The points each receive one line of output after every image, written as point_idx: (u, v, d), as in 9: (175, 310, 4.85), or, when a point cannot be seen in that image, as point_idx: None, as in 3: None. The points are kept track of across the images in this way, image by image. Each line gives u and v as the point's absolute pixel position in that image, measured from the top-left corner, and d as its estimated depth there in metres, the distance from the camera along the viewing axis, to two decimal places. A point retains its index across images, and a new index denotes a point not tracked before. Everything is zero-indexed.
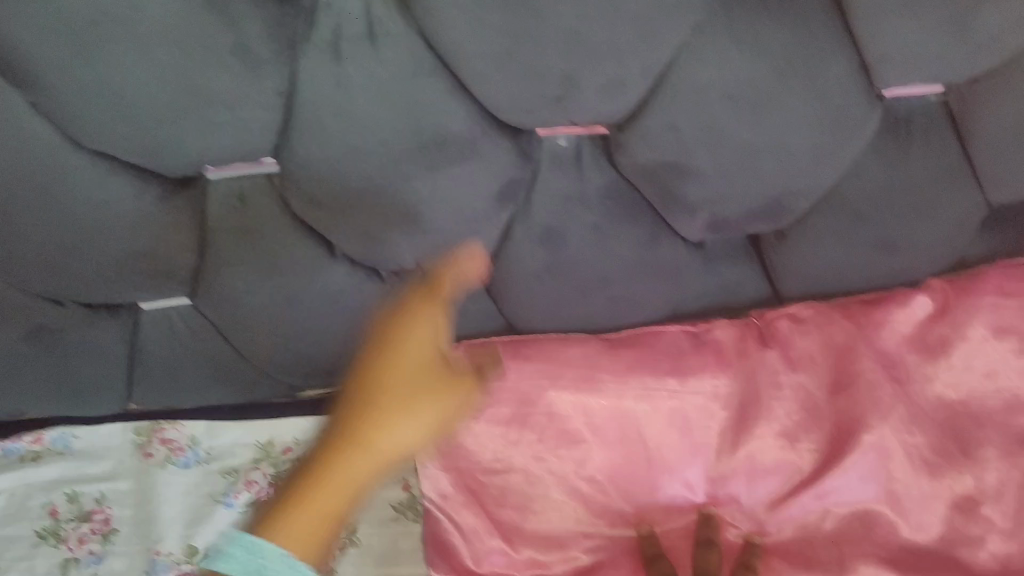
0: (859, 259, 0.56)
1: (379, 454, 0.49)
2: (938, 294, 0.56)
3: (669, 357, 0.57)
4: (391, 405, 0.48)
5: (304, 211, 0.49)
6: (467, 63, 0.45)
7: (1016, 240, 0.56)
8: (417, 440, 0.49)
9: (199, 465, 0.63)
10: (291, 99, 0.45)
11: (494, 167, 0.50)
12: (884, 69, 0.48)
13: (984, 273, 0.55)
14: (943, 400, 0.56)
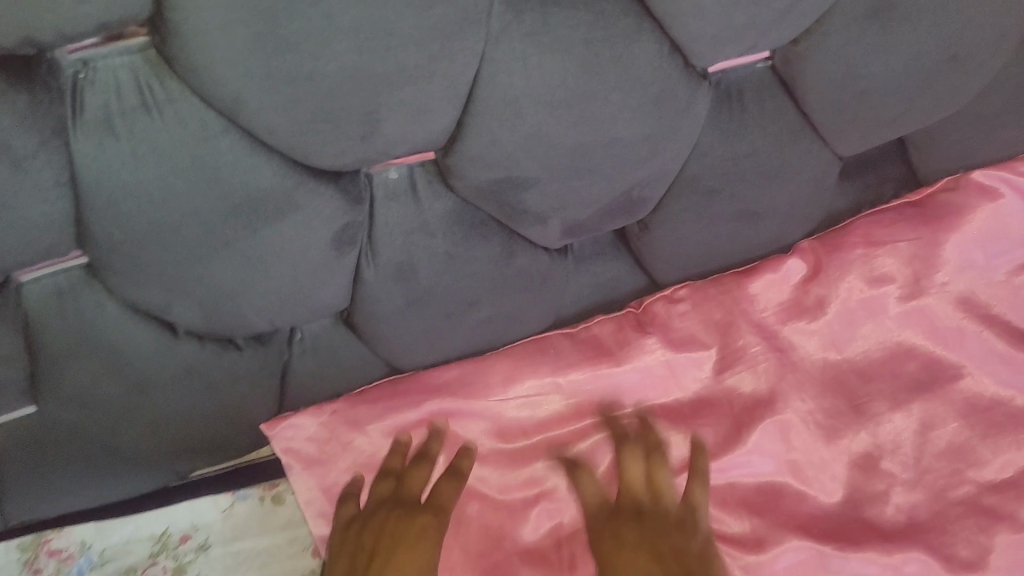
0: (721, 231, 0.60)
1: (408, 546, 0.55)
2: (809, 254, 0.61)
3: (549, 362, 0.61)
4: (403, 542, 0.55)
5: (130, 290, 0.51)
6: (253, 121, 0.42)
7: (862, 189, 0.63)
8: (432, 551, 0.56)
9: (92, 571, 0.70)
10: (75, 185, 0.43)
11: (322, 213, 0.49)
12: (696, 46, 0.47)
13: (853, 224, 0.62)
14: (828, 360, 0.62)
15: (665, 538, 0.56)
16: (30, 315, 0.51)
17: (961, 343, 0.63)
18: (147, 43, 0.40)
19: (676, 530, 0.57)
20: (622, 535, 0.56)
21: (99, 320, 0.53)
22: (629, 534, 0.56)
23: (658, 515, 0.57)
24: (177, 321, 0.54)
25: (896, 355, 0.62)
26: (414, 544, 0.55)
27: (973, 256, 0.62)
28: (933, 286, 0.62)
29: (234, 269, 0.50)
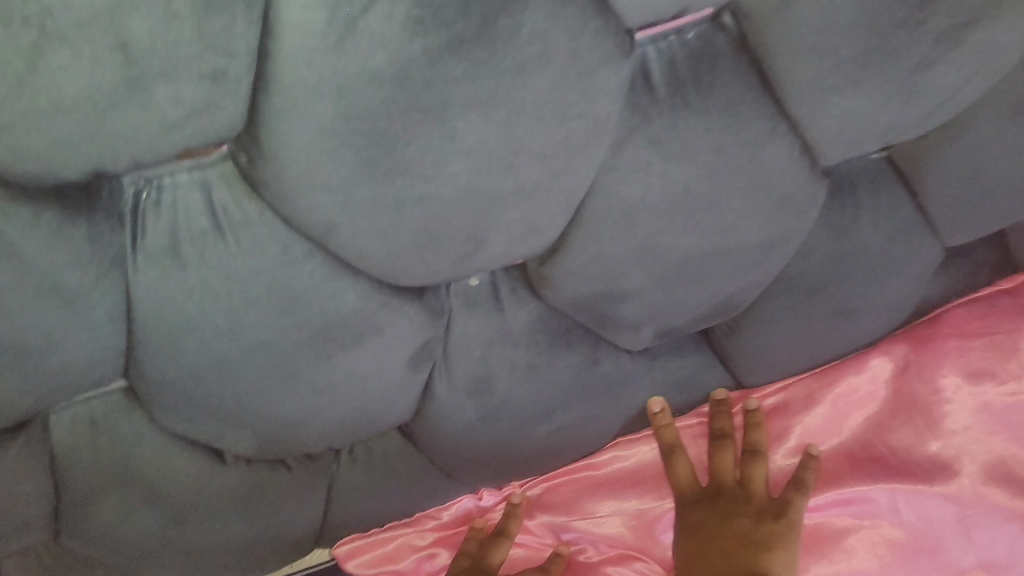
0: (816, 329, 0.55)
1: None
2: (900, 356, 0.59)
3: (618, 474, 0.61)
4: None
5: (178, 421, 0.44)
6: (344, 245, 0.36)
7: (961, 280, 0.58)
8: None
9: None
10: (130, 315, 0.37)
11: (404, 333, 0.43)
12: (830, 149, 0.42)
13: (944, 316, 0.58)
14: (929, 461, 0.59)
15: (740, 569, 0.54)
16: (58, 450, 0.45)
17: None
18: (225, 157, 0.34)
19: (752, 550, 0.55)
20: (704, 545, 0.56)
21: (137, 452, 0.46)
22: (710, 548, 0.56)
23: (740, 496, 0.57)
24: (225, 448, 0.47)
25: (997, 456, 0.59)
26: None
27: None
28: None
29: (299, 398, 0.44)
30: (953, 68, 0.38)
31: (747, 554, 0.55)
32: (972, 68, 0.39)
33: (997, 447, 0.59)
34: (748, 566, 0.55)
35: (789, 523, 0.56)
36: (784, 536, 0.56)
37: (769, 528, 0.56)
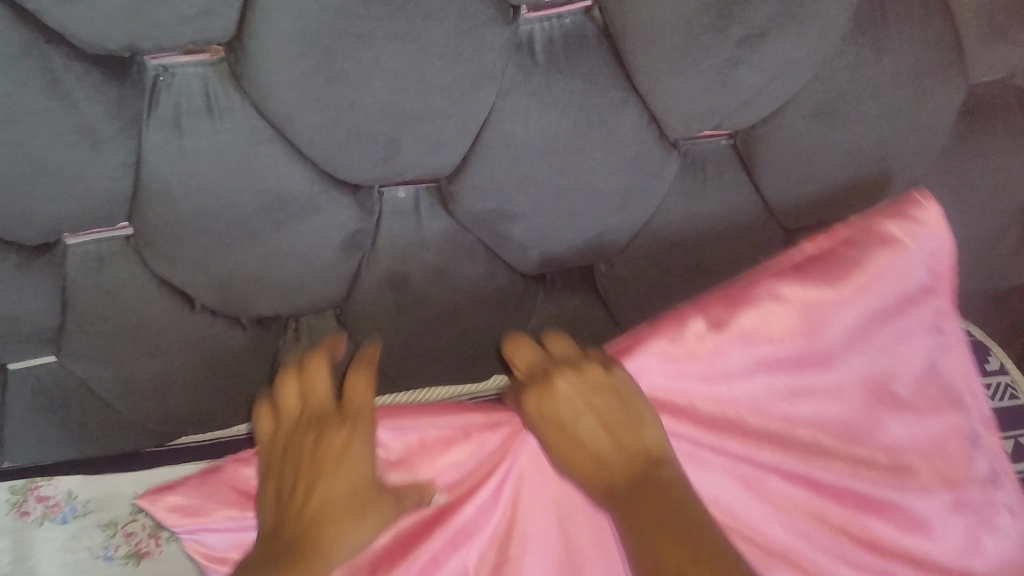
0: (677, 281, 0.70)
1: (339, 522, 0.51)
2: (711, 310, 0.57)
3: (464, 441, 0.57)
4: (328, 529, 0.51)
5: (161, 265, 0.58)
6: (297, 133, 0.51)
7: None
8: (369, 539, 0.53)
9: (75, 519, 0.77)
10: (138, 168, 0.51)
11: (339, 219, 0.58)
12: (670, 120, 0.56)
13: (757, 282, 0.58)
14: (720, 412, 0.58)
15: (657, 472, 0.52)
16: (68, 278, 0.59)
17: (866, 417, 0.60)
18: (220, 58, 0.48)
19: (653, 468, 0.53)
20: (605, 452, 0.54)
21: (127, 287, 0.60)
22: (625, 465, 0.53)
23: (569, 367, 0.56)
24: (195, 295, 0.62)
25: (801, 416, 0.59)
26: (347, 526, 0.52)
27: (885, 316, 0.60)
28: (835, 336, 0.59)
29: (254, 257, 0.58)
30: (753, 68, 0.53)
31: (641, 438, 0.54)
32: (771, 70, 0.54)
33: (812, 409, 0.59)
34: (643, 450, 0.53)
35: (624, 379, 0.55)
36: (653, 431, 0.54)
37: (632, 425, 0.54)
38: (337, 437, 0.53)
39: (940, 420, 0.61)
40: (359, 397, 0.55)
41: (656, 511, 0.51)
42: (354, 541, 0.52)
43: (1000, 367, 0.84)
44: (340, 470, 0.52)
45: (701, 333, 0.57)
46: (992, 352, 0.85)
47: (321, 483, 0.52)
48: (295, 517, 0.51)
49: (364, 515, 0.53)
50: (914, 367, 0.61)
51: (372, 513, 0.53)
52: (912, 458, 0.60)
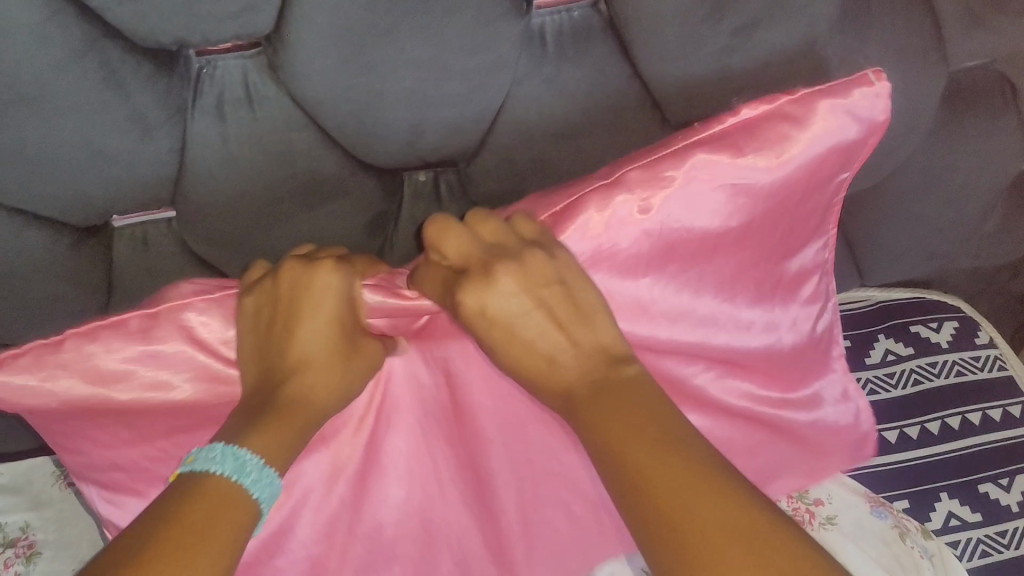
0: None
1: (309, 394, 0.52)
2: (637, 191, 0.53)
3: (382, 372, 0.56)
4: (285, 390, 0.52)
5: (201, 246, 0.63)
6: (329, 119, 0.56)
7: None
8: (339, 392, 0.53)
9: None
10: (183, 154, 0.56)
11: (364, 199, 0.62)
12: (672, 106, 0.61)
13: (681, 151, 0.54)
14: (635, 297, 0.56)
15: (650, 409, 0.48)
16: (114, 257, 0.64)
17: (743, 277, 0.58)
18: (259, 52, 0.53)
19: (625, 390, 0.50)
20: (590, 403, 0.50)
21: (170, 265, 0.65)
22: (609, 429, 0.48)
23: (491, 254, 0.53)
24: (232, 275, 0.66)
25: (690, 277, 0.56)
26: (306, 388, 0.52)
27: (799, 186, 0.57)
28: (759, 193, 0.55)
29: (287, 238, 0.63)
30: (746, 56, 0.58)
31: (637, 400, 0.49)
32: (762, 57, 0.58)
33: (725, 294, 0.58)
34: (608, 348, 0.52)
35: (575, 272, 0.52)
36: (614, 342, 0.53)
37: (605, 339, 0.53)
38: (327, 300, 0.53)
39: (806, 289, 0.62)
40: (346, 276, 0.54)
41: (671, 465, 0.45)
42: (339, 382, 0.53)
43: (989, 341, 0.89)
44: (304, 323, 0.53)
45: (636, 200, 0.53)
46: (981, 327, 0.90)
47: (291, 353, 0.53)
48: (269, 400, 0.51)
49: (350, 370, 0.53)
50: (809, 237, 0.61)
51: (363, 361, 0.53)
52: (792, 346, 0.62)
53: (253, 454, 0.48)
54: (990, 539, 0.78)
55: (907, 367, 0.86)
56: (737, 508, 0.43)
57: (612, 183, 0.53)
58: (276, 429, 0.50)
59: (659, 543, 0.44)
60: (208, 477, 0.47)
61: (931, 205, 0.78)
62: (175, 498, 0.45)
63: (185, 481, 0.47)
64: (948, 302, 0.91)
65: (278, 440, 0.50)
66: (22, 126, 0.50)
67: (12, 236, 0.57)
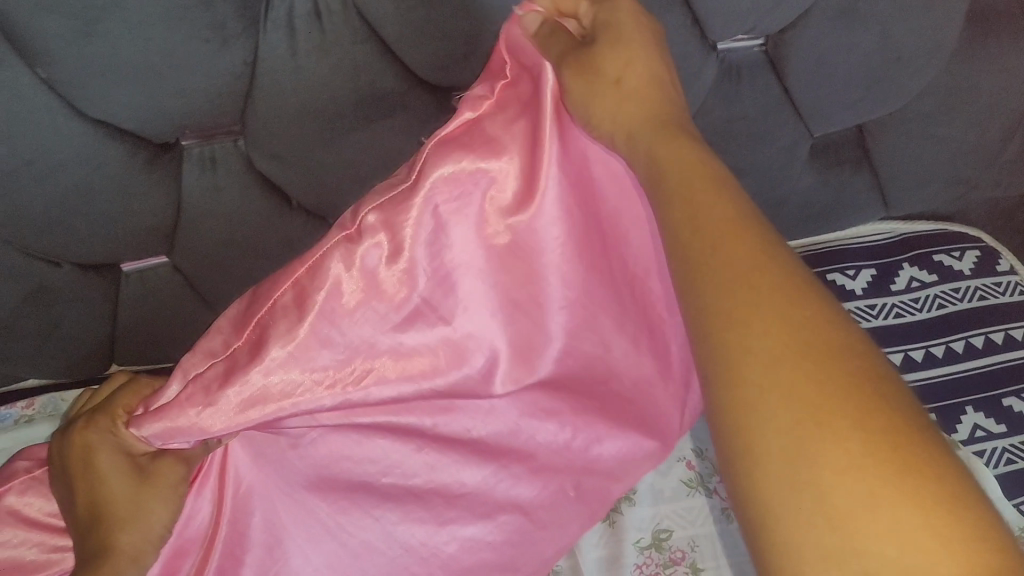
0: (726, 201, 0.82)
1: (126, 527, 0.53)
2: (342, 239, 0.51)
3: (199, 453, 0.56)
4: (96, 534, 0.52)
5: (267, 162, 0.67)
6: (392, 31, 0.60)
7: (820, 149, 0.82)
8: (151, 524, 0.54)
9: None
10: (253, 66, 0.59)
11: (418, 114, 0.67)
12: (711, 20, 0.65)
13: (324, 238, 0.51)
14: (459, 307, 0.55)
15: (754, 267, 0.41)
16: (182, 179, 0.67)
17: (567, 265, 0.57)
18: None
19: (746, 229, 0.42)
20: (688, 237, 0.43)
21: (233, 184, 0.69)
22: (707, 265, 0.41)
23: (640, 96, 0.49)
24: (292, 195, 0.71)
25: (510, 303, 0.57)
26: (119, 522, 0.53)
27: (579, 197, 0.56)
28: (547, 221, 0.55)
29: (342, 156, 0.67)
30: None
31: (759, 251, 0.41)
32: None
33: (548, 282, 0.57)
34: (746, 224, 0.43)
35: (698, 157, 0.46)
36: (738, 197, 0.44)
37: (727, 196, 0.44)
38: (99, 459, 0.53)
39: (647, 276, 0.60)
40: (105, 434, 0.54)
41: (776, 331, 0.39)
42: (142, 520, 0.54)
43: (1010, 268, 0.92)
44: (81, 474, 0.53)
45: (378, 243, 0.51)
46: (1002, 256, 0.93)
47: (84, 500, 0.53)
48: (87, 541, 0.53)
49: (148, 510, 0.54)
50: (618, 197, 0.57)
51: (156, 499, 0.54)
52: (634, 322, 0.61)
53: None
54: (1014, 448, 0.81)
55: (931, 293, 0.89)
56: (857, 380, 0.37)
57: (326, 253, 0.51)
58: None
59: (749, 397, 0.38)
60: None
61: (953, 128, 0.82)
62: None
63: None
64: (970, 233, 0.94)
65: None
66: (111, 32, 0.54)
67: (94, 149, 0.61)
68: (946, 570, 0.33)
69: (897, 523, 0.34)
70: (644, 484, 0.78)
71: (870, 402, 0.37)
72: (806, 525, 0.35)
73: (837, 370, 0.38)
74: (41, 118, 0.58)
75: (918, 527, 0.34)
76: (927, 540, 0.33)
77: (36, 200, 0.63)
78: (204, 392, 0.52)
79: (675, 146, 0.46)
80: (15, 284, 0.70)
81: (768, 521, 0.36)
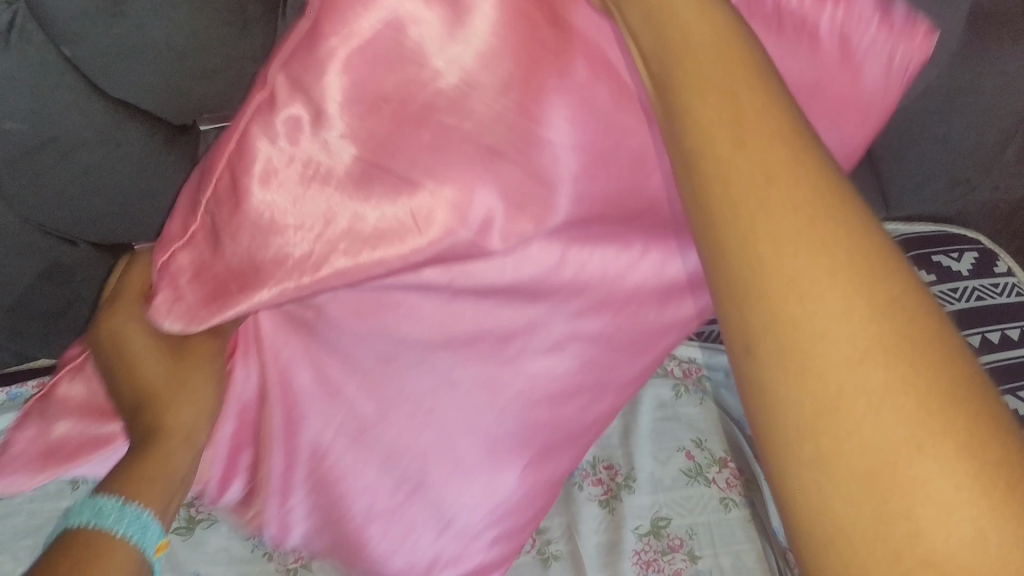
0: None
1: (169, 404, 0.54)
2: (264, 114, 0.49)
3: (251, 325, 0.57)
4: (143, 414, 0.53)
5: None
6: None
7: None
8: (191, 405, 0.55)
9: None
10: None
11: None
12: None
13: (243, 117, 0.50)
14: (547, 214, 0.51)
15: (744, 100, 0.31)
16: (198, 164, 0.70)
17: (616, 165, 0.52)
18: None
19: (743, 49, 0.33)
20: (679, 65, 0.33)
21: None
22: (702, 90, 0.32)
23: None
24: None
25: (481, 149, 0.49)
26: (166, 392, 0.54)
27: (600, 113, 0.50)
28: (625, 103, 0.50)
29: None
30: None
31: (792, 150, 0.30)
32: None
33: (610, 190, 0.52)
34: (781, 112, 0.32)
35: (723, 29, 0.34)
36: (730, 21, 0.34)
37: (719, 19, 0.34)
38: (134, 342, 0.56)
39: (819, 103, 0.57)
40: (133, 315, 0.58)
41: (776, 145, 0.30)
42: (177, 408, 0.54)
43: (1008, 270, 0.94)
44: (122, 354, 0.56)
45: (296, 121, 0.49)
46: (999, 258, 0.95)
47: (126, 378, 0.55)
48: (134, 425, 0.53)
49: (178, 399, 0.54)
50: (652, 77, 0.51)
51: (189, 384, 0.55)
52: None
53: (112, 498, 0.47)
54: None
55: (930, 292, 0.91)
56: (860, 227, 0.30)
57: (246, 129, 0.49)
58: (155, 464, 0.51)
59: (755, 246, 0.29)
60: (66, 533, 0.45)
61: (955, 130, 0.83)
62: (41, 559, 0.43)
63: (47, 545, 0.45)
64: (970, 236, 0.96)
65: (151, 474, 0.50)
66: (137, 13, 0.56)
67: (114, 129, 0.63)
68: (953, 446, 0.27)
69: (902, 390, 0.27)
70: (644, 472, 0.80)
71: (872, 245, 0.30)
72: (788, 381, 0.28)
73: (852, 224, 0.30)
74: (63, 98, 0.59)
75: (917, 383, 0.28)
76: (957, 498, 0.26)
77: (55, 178, 0.64)
78: (176, 283, 0.53)
79: (684, 2, 0.34)
80: (32, 262, 0.71)
81: (794, 485, 0.28)
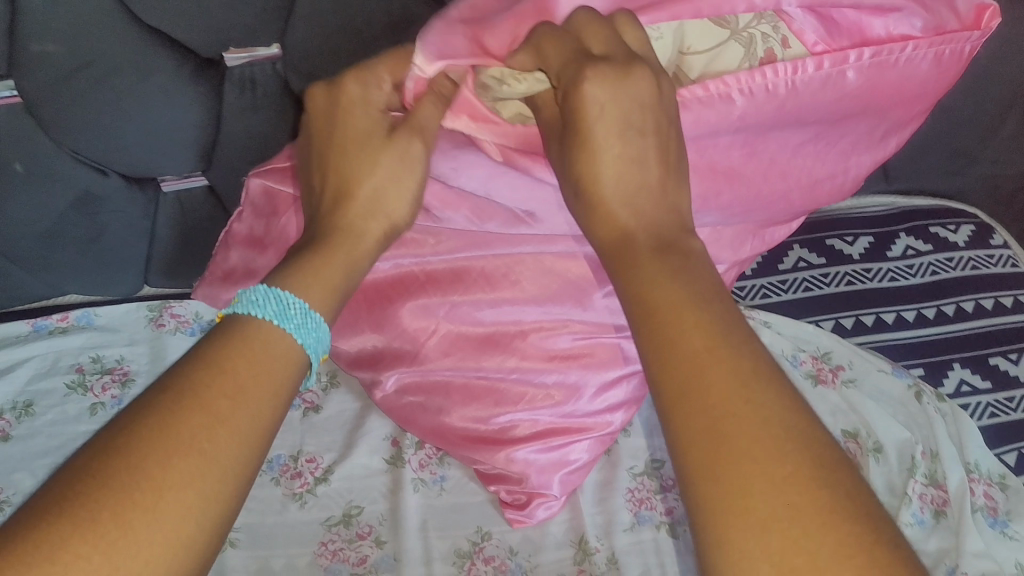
0: None
1: (367, 224, 0.54)
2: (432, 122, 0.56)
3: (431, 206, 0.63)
4: (340, 220, 0.54)
5: (302, 85, 0.73)
6: None
7: None
8: (400, 195, 0.55)
9: None
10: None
11: None
12: None
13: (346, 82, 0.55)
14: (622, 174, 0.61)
15: (734, 366, 0.39)
16: (223, 100, 0.73)
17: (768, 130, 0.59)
18: None
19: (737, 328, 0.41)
20: (677, 363, 0.40)
21: (264, 101, 0.74)
22: (692, 376, 0.39)
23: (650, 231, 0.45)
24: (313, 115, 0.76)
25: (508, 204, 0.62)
26: (371, 184, 0.54)
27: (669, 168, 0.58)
28: (727, 109, 0.56)
29: None
30: None
31: (736, 359, 0.39)
32: None
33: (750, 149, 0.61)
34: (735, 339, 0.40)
35: (676, 266, 0.43)
36: (722, 308, 0.42)
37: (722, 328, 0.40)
38: (352, 114, 0.55)
39: (886, 87, 0.60)
40: (366, 88, 0.55)
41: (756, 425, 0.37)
42: (385, 190, 0.54)
43: (1004, 244, 0.96)
44: (339, 129, 0.55)
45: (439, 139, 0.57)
46: (996, 232, 0.97)
47: (331, 160, 0.55)
48: (321, 222, 0.54)
49: (391, 188, 0.54)
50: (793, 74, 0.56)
51: (408, 153, 0.54)
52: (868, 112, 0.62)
53: (296, 299, 0.49)
54: (999, 403, 0.84)
55: (926, 260, 0.94)
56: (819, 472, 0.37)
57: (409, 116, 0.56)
58: (325, 267, 0.52)
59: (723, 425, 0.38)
60: (252, 320, 0.48)
61: (950, 98, 0.87)
62: (211, 340, 0.46)
63: (231, 321, 0.48)
64: (967, 210, 0.98)
65: (322, 277, 0.52)
66: None
67: (146, 56, 0.67)
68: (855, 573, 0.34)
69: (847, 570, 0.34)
70: (641, 417, 0.83)
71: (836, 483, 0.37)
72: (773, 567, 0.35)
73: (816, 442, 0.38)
74: (103, 21, 0.63)
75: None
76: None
77: (90, 103, 0.68)
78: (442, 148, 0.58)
79: (676, 275, 0.43)
80: (63, 187, 0.75)
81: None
